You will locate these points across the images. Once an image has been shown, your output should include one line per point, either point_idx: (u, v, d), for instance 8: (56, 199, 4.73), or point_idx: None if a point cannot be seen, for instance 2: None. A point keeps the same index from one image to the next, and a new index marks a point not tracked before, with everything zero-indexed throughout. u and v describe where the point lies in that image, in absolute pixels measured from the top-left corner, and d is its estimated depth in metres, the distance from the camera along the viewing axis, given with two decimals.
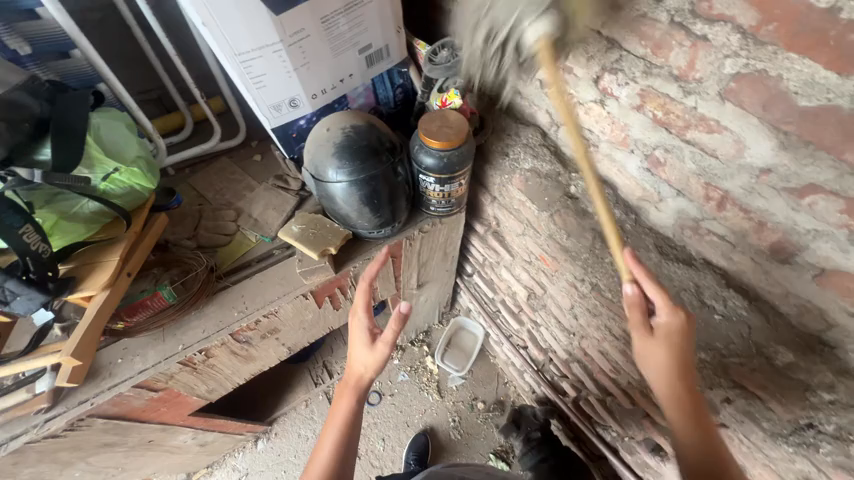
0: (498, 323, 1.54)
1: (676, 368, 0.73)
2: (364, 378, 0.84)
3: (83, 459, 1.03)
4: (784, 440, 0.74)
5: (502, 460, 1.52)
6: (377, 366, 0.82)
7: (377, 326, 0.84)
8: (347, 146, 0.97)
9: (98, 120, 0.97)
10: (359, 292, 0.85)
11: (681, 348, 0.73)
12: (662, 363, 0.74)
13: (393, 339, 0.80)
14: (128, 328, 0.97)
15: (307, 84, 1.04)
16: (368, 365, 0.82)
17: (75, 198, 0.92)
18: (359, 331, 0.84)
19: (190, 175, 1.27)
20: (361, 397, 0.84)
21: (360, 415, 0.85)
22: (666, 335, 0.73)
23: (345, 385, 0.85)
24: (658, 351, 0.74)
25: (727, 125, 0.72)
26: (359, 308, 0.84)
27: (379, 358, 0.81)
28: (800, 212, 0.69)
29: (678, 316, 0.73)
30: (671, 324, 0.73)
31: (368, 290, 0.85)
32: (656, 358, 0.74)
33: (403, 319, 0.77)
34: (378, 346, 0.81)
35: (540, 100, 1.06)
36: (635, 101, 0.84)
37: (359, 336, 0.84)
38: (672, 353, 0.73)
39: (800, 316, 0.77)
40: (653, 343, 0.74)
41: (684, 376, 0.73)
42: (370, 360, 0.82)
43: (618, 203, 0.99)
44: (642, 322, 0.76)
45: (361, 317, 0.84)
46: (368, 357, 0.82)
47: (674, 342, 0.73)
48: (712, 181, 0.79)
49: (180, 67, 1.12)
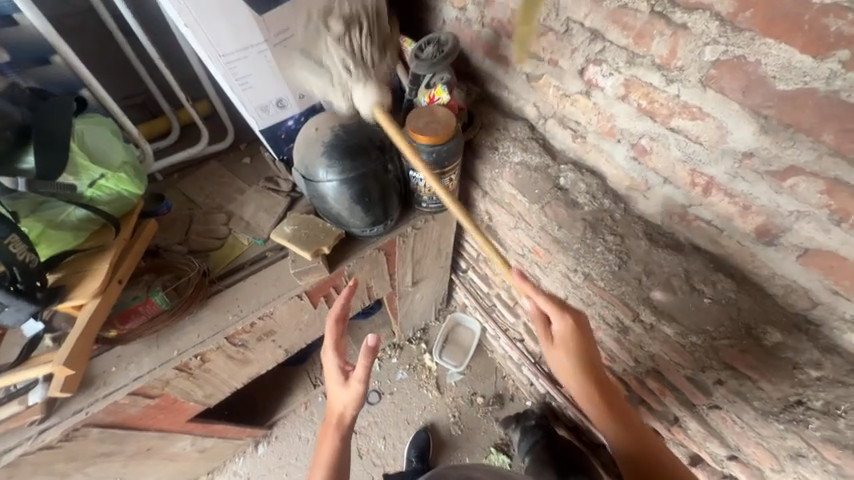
0: (494, 317, 1.55)
1: (578, 367, 0.84)
2: (346, 416, 0.83)
3: (80, 469, 1.01)
4: (775, 418, 0.75)
5: (503, 454, 1.53)
6: (356, 403, 0.82)
7: (348, 362, 0.84)
8: (336, 145, 0.98)
9: (80, 126, 0.95)
10: (328, 331, 0.86)
11: (580, 350, 0.83)
12: (569, 368, 0.85)
13: (365, 375, 0.79)
14: (121, 336, 0.95)
15: (293, 84, 1.04)
16: (348, 403, 0.82)
17: (62, 206, 0.91)
18: (332, 370, 0.83)
19: (180, 180, 1.26)
20: (344, 435, 0.84)
21: (346, 452, 0.84)
22: (563, 342, 0.84)
23: (327, 426, 0.84)
24: (562, 358, 0.85)
25: (709, 112, 0.73)
26: (329, 348, 0.84)
27: (356, 395, 0.81)
28: (783, 194, 0.71)
29: (567, 322, 0.82)
30: (566, 332, 0.83)
31: (337, 328, 0.86)
32: (563, 365, 0.85)
33: (372, 353, 0.76)
34: (353, 383, 0.81)
35: (526, 94, 1.08)
36: (620, 91, 0.85)
37: (333, 375, 0.83)
38: (574, 357, 0.84)
39: (787, 297, 0.79)
40: (557, 352, 0.86)
41: (590, 369, 0.84)
42: (349, 397, 0.82)
43: (608, 193, 1.00)
44: (545, 333, 0.86)
45: (331, 357, 0.83)
46: (346, 394, 0.82)
47: (570, 345, 0.83)
48: (697, 167, 0.80)
49: (164, 70, 1.11)
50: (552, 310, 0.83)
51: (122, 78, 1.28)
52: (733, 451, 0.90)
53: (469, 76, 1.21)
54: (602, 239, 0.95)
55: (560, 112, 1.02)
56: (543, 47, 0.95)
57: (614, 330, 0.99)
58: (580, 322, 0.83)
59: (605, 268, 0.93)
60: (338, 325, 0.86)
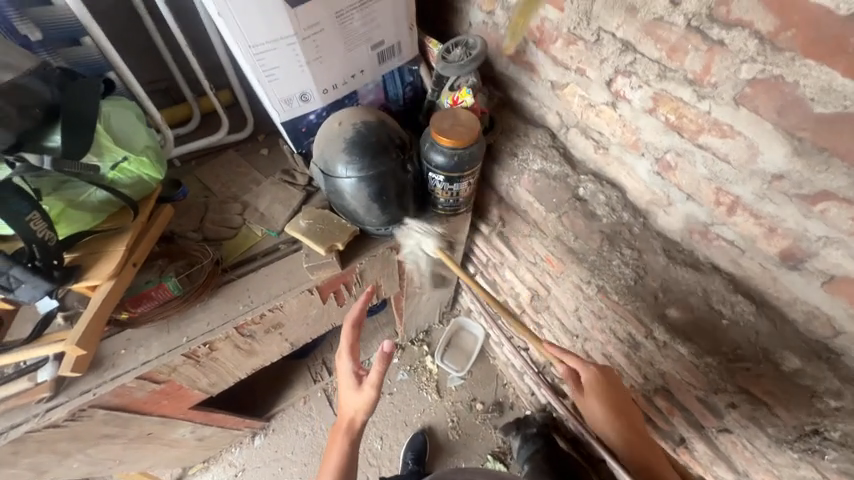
0: (499, 323, 1.54)
1: (609, 414, 0.89)
2: (356, 422, 0.83)
3: (81, 450, 1.01)
4: (789, 446, 0.74)
5: (499, 462, 1.52)
6: (367, 409, 0.81)
7: (362, 367, 0.84)
8: (357, 142, 0.98)
9: (107, 108, 0.97)
10: (343, 335, 0.86)
11: (606, 395, 0.89)
12: (599, 413, 0.90)
13: (379, 381, 0.80)
14: (132, 318, 0.96)
15: (318, 78, 1.04)
16: (359, 407, 0.82)
17: (83, 187, 0.92)
18: (345, 374, 0.84)
19: (197, 167, 1.27)
20: (354, 441, 0.83)
21: (354, 458, 0.84)
22: (592, 391, 0.90)
23: (337, 430, 0.84)
24: (593, 406, 0.90)
25: (741, 130, 0.72)
26: (344, 353, 0.85)
27: (368, 401, 0.81)
28: (812, 218, 0.70)
29: (592, 371, 0.89)
30: (593, 381, 0.89)
31: (353, 333, 0.87)
32: (593, 410, 0.91)
33: (387, 359, 0.77)
34: (365, 389, 0.81)
35: (549, 102, 1.07)
36: (648, 104, 0.85)
37: (346, 379, 0.84)
38: (604, 405, 0.89)
39: (807, 323, 0.78)
40: (587, 399, 0.91)
41: (618, 411, 0.89)
42: (360, 402, 0.82)
43: (627, 206, 0.99)
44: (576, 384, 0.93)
45: (345, 361, 0.84)
46: (358, 399, 0.82)
47: (599, 393, 0.89)
48: (723, 186, 0.79)
49: (191, 58, 1.13)
50: (578, 361, 0.91)
51: (147, 63, 1.29)
52: (739, 476, 0.88)
53: (491, 80, 1.21)
54: (619, 253, 0.94)
55: (584, 122, 1.01)
56: (571, 56, 0.95)
57: (624, 345, 0.97)
58: (604, 370, 0.91)
59: (621, 281, 0.92)
60: (353, 331, 0.87)
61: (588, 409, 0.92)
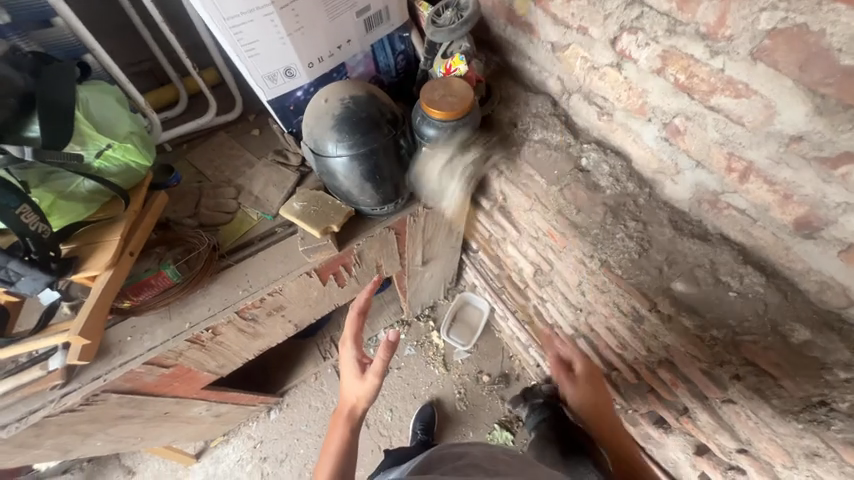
0: (503, 298, 1.53)
1: (600, 406, 0.95)
2: (358, 408, 0.85)
3: (102, 431, 1.06)
4: (794, 417, 0.72)
5: (507, 430, 1.56)
6: (369, 396, 0.83)
7: (365, 355, 0.87)
8: (346, 118, 0.93)
9: (84, 94, 0.93)
10: (348, 323, 0.89)
11: (598, 388, 0.96)
12: (592, 402, 0.95)
13: (382, 369, 0.82)
14: (134, 306, 0.97)
15: (302, 52, 0.98)
16: (361, 394, 0.84)
17: (70, 176, 0.91)
18: (348, 362, 0.86)
19: (188, 151, 1.24)
20: (354, 428, 0.84)
21: (354, 447, 0.83)
22: (588, 381, 0.97)
23: (339, 418, 0.85)
24: (584, 393, 0.97)
25: (757, 89, 0.67)
26: (348, 340, 0.87)
27: (370, 388, 0.83)
28: (832, 183, 0.65)
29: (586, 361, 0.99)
30: (588, 369, 0.98)
31: (358, 320, 0.89)
32: (587, 399, 0.96)
33: (392, 347, 0.79)
34: (369, 376, 0.83)
35: (550, 66, 1.00)
36: (656, 64, 0.79)
37: (349, 366, 0.86)
38: (596, 396, 0.96)
39: (820, 293, 0.75)
40: (583, 389, 0.97)
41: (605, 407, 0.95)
42: (362, 389, 0.83)
43: (632, 176, 0.94)
44: (569, 376, 1.00)
45: (349, 348, 0.86)
46: (359, 386, 0.84)
47: (594, 384, 0.96)
48: (736, 151, 0.75)
49: (170, 35, 1.08)
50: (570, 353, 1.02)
51: (127, 43, 1.24)
52: (743, 445, 0.87)
53: (488, 46, 1.14)
54: (623, 225, 0.91)
55: (586, 87, 0.95)
56: (573, 13, 0.87)
57: (629, 318, 0.94)
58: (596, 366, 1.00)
59: (625, 255, 0.89)
60: (358, 318, 0.90)
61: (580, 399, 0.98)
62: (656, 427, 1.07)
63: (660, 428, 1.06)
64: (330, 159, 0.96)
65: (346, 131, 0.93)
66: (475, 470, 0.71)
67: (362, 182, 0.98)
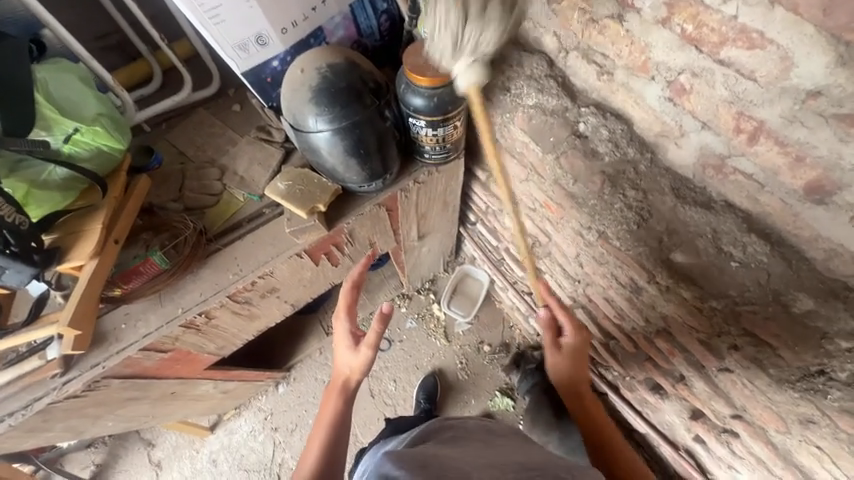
0: (502, 270, 1.48)
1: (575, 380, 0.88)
2: (352, 380, 0.85)
3: (111, 412, 1.09)
4: (791, 386, 0.73)
5: (508, 397, 1.59)
6: (363, 368, 0.84)
7: (359, 328, 0.87)
8: (325, 89, 0.87)
9: (42, 75, 0.88)
10: (341, 296, 0.88)
11: (578, 364, 0.90)
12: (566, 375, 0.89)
13: (376, 341, 0.82)
14: (126, 294, 0.96)
15: (272, 15, 0.91)
16: (355, 365, 0.84)
17: (40, 165, 0.87)
18: (343, 335, 0.86)
19: (168, 130, 1.18)
20: (348, 399, 0.84)
21: (347, 418, 0.82)
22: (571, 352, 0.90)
23: (332, 390, 0.84)
24: (562, 365, 0.89)
25: (772, 38, 0.61)
26: (341, 313, 0.86)
27: (363, 360, 0.83)
28: (850, 143, 0.61)
29: (580, 335, 0.90)
30: (576, 342, 0.90)
31: (351, 294, 0.88)
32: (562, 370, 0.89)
33: (385, 320, 0.79)
34: (362, 349, 0.83)
35: (546, 20, 0.92)
36: (661, 13, 0.72)
37: (342, 339, 0.86)
38: (575, 366, 0.89)
39: (827, 262, 0.72)
40: (561, 358, 0.89)
41: (581, 385, 0.88)
42: (356, 361, 0.84)
43: (634, 140, 0.88)
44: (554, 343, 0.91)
45: (343, 321, 0.86)
46: (353, 358, 0.84)
47: (576, 358, 0.90)
48: (746, 109, 0.69)
49: (131, 4, 1.00)
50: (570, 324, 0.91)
51: (90, 14, 1.17)
52: (738, 411, 0.86)
53: None
54: (622, 195, 0.86)
55: (585, 43, 0.87)
56: None
57: (627, 289, 0.92)
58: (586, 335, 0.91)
59: (623, 226, 0.85)
60: (352, 292, 0.89)
61: (555, 370, 0.90)
62: (653, 394, 1.06)
63: (657, 395, 1.05)
64: (312, 137, 0.91)
65: (324, 105, 0.87)
66: (470, 440, 0.73)
67: (345, 158, 0.92)
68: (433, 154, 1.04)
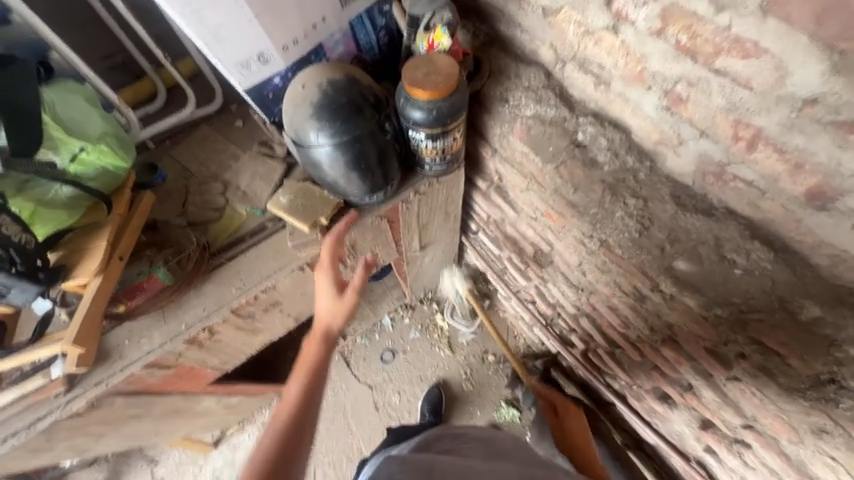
0: (506, 279, 1.43)
1: (569, 431, 1.17)
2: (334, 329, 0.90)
3: (115, 429, 1.08)
4: (802, 395, 0.72)
5: (514, 407, 1.57)
6: (346, 313, 0.91)
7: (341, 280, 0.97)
8: (326, 105, 0.88)
9: (50, 97, 0.90)
10: (326, 249, 0.98)
11: (573, 418, 1.21)
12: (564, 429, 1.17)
13: (361, 286, 0.94)
14: (129, 311, 0.97)
15: (273, 34, 0.93)
16: (338, 312, 0.91)
17: (47, 184, 0.88)
18: (326, 285, 0.94)
19: (172, 147, 1.20)
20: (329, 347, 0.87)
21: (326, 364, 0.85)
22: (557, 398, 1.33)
23: (311, 339, 0.87)
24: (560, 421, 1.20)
25: (766, 48, 0.62)
26: (326, 264, 0.96)
27: (346, 304, 0.92)
28: (848, 150, 0.61)
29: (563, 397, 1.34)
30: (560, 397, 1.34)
31: (334, 248, 0.99)
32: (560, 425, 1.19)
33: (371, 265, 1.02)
34: (348, 294, 0.93)
35: (542, 33, 0.93)
36: (655, 25, 0.73)
37: (326, 289, 0.94)
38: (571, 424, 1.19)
39: (833, 268, 0.72)
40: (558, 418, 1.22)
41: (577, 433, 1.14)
42: (340, 307, 0.92)
43: (632, 149, 0.89)
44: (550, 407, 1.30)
45: (328, 271, 0.95)
46: (337, 304, 0.92)
47: (566, 410, 1.25)
48: (743, 117, 0.70)
49: (136, 25, 1.03)
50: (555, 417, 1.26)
51: (97, 36, 1.20)
52: (748, 421, 0.84)
53: (476, 14, 1.06)
54: (622, 204, 0.86)
55: (581, 55, 0.88)
56: None
57: (630, 298, 0.91)
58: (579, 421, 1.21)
59: (625, 235, 0.85)
60: (334, 247, 0.99)
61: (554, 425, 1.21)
62: (661, 403, 1.04)
63: (665, 404, 1.03)
64: (312, 149, 0.91)
65: (326, 120, 0.88)
66: (473, 450, 0.73)
67: (346, 171, 0.93)
68: (433, 166, 1.04)
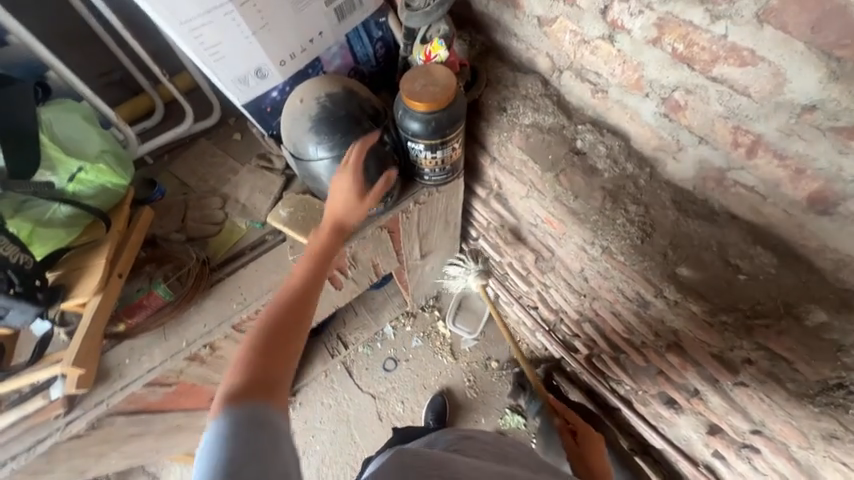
0: (507, 285, 1.42)
1: None
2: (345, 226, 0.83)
3: (115, 449, 1.06)
4: (812, 401, 0.72)
5: (518, 414, 1.56)
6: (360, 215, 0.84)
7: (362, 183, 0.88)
8: (325, 118, 0.88)
9: (47, 116, 0.90)
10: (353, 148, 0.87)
11: None
12: None
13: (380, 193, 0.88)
14: (129, 329, 0.96)
15: (270, 49, 0.93)
16: (354, 210, 0.83)
17: (45, 204, 0.88)
18: (348, 184, 0.84)
19: (170, 162, 1.20)
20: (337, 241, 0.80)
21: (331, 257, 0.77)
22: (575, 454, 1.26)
23: (324, 230, 0.80)
24: None
25: (763, 56, 0.63)
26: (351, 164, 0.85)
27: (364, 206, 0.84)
28: (849, 155, 0.62)
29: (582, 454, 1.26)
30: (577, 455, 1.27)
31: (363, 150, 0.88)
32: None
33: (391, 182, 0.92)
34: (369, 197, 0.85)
35: (538, 42, 0.93)
36: (651, 33, 0.73)
37: (346, 186, 0.84)
38: None
39: (837, 271, 0.72)
40: None
41: None
42: (357, 208, 0.84)
43: (631, 155, 0.89)
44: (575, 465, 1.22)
45: (352, 169, 0.85)
46: (355, 205, 0.83)
47: None
48: (743, 124, 0.70)
49: (133, 42, 1.03)
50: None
51: (93, 53, 1.20)
52: (757, 426, 0.83)
53: (472, 24, 1.06)
54: (623, 211, 0.85)
55: (577, 63, 0.89)
56: None
57: (634, 303, 0.91)
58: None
59: (627, 241, 0.84)
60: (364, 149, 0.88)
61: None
62: (667, 408, 1.03)
63: (671, 409, 1.02)
64: (311, 161, 0.91)
65: (325, 132, 0.88)
66: (479, 453, 0.74)
67: None
68: (432, 176, 1.04)
